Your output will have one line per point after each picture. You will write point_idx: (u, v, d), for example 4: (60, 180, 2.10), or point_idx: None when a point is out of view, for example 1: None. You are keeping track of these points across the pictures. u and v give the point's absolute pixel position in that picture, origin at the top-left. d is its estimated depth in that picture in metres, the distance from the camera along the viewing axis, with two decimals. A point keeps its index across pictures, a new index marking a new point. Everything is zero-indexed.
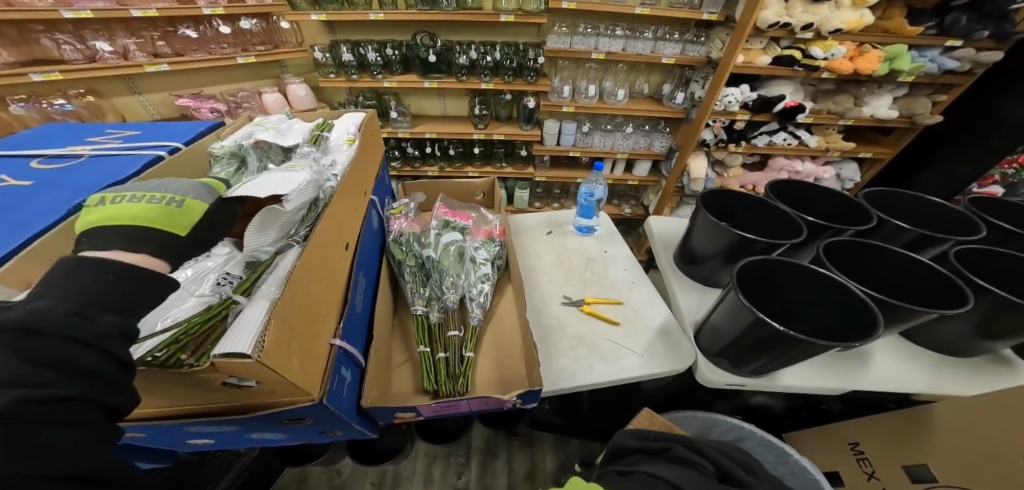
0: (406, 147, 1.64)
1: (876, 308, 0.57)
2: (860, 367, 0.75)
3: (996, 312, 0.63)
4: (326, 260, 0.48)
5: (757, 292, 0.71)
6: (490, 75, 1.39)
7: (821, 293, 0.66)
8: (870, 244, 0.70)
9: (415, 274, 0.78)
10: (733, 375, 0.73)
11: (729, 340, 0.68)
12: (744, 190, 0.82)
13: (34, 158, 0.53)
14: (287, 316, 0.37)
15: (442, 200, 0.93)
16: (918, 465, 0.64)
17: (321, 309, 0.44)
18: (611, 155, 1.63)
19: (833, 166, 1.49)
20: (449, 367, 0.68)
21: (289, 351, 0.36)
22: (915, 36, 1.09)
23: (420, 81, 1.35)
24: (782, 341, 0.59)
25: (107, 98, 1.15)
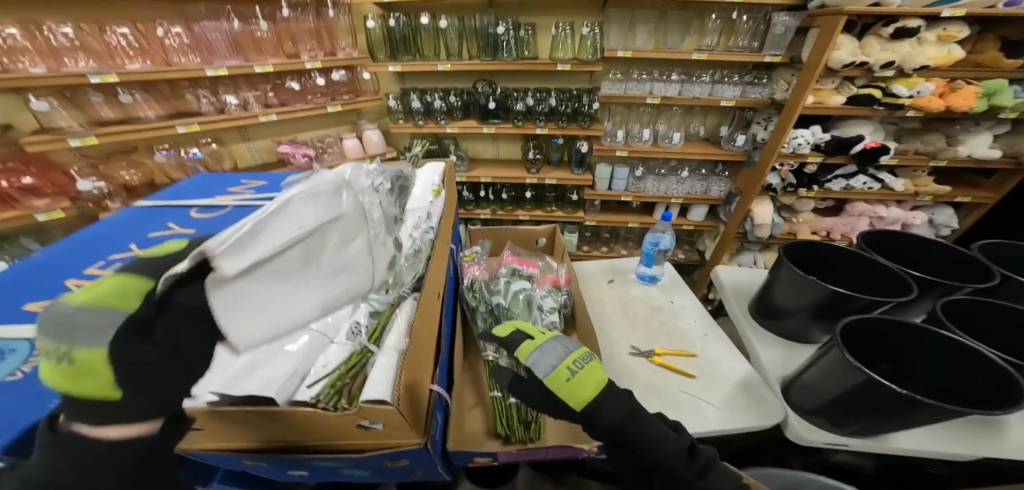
0: (462, 190, 1.73)
1: (1017, 374, 0.50)
2: (991, 436, 0.65)
3: None
4: (430, 309, 0.51)
5: (858, 349, 0.64)
6: (545, 120, 1.46)
7: (941, 353, 0.58)
8: (997, 305, 0.62)
9: (486, 319, 0.79)
10: (831, 433, 0.65)
11: (829, 398, 0.62)
12: (832, 241, 0.77)
13: (193, 208, 0.65)
14: (409, 362, 0.40)
15: (510, 248, 0.97)
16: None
17: (425, 355, 0.46)
18: (665, 198, 1.61)
19: (923, 210, 1.37)
20: (521, 414, 0.65)
21: (410, 390, 0.39)
22: (1013, 70, 0.99)
23: (479, 126, 1.44)
24: (902, 407, 0.53)
25: (226, 146, 1.35)
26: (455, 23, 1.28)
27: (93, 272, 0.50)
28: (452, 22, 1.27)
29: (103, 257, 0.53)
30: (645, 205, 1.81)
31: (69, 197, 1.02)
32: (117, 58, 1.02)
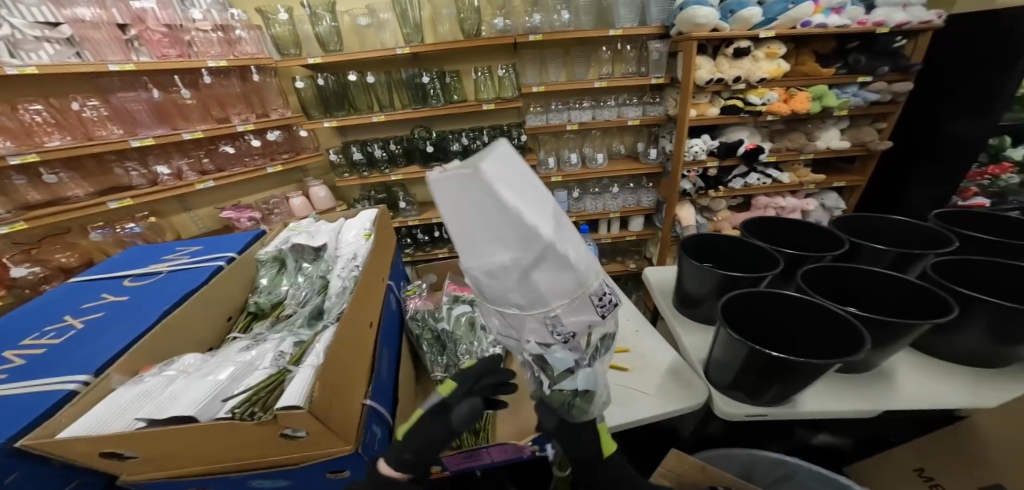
0: (417, 234, 1.79)
1: (864, 331, 0.57)
2: (886, 383, 0.73)
3: (1003, 317, 0.62)
4: (360, 340, 0.57)
5: (753, 324, 0.73)
6: (482, 157, 1.58)
7: (813, 317, 0.67)
8: (847, 268, 0.74)
9: (432, 345, 0.86)
10: (751, 405, 0.73)
11: (736, 372, 0.70)
12: (721, 234, 0.88)
13: (125, 278, 0.67)
14: (330, 377, 0.44)
15: (452, 278, 1.03)
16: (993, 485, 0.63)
17: (355, 373, 0.52)
18: (604, 215, 1.75)
19: (814, 197, 1.58)
20: (469, 424, 0.75)
21: (333, 405, 0.43)
22: (832, 76, 1.25)
23: (421, 171, 1.53)
24: (783, 367, 0.61)
25: (166, 218, 1.36)
26: (382, 79, 1.40)
27: (28, 343, 0.51)
28: (380, 78, 1.40)
29: (37, 331, 0.54)
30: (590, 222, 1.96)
31: (3, 286, 0.98)
32: (35, 135, 0.98)
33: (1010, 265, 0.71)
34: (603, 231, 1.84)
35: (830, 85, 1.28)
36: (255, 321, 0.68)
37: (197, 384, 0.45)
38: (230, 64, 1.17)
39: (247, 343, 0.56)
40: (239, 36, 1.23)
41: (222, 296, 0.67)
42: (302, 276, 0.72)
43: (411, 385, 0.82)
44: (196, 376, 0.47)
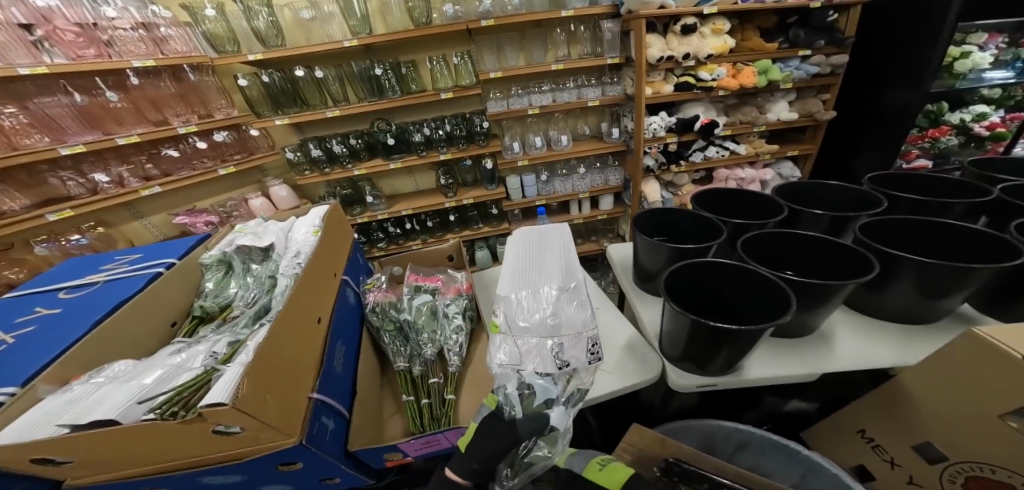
0: (388, 227, 1.76)
1: (789, 291, 0.60)
2: (824, 348, 0.75)
3: (926, 275, 0.63)
4: (301, 336, 0.59)
5: (699, 295, 0.75)
6: (446, 146, 1.57)
7: (751, 284, 0.69)
8: (783, 235, 0.77)
9: (394, 336, 0.87)
10: (701, 375, 0.74)
11: (683, 343, 0.71)
12: (674, 207, 0.90)
13: (59, 290, 0.66)
14: (262, 374, 0.47)
15: (412, 269, 1.00)
16: (923, 443, 0.60)
17: (298, 369, 0.55)
18: (573, 196, 1.77)
19: (771, 167, 1.63)
20: (433, 410, 0.78)
21: (266, 401, 0.46)
22: (775, 50, 1.28)
23: (385, 163, 1.51)
24: (720, 335, 0.62)
25: (116, 227, 1.31)
26: (333, 72, 1.37)
27: None
28: (330, 72, 1.37)
29: None
30: (562, 204, 1.97)
31: None
32: None
33: (943, 227, 0.73)
34: (575, 212, 1.86)
35: (773, 59, 1.32)
36: (201, 325, 0.68)
37: (123, 388, 0.46)
38: (158, 63, 1.12)
39: (180, 347, 0.57)
40: (165, 34, 1.18)
41: (159, 302, 0.67)
42: (250, 278, 0.73)
43: (377, 376, 0.86)
44: (124, 379, 0.48)
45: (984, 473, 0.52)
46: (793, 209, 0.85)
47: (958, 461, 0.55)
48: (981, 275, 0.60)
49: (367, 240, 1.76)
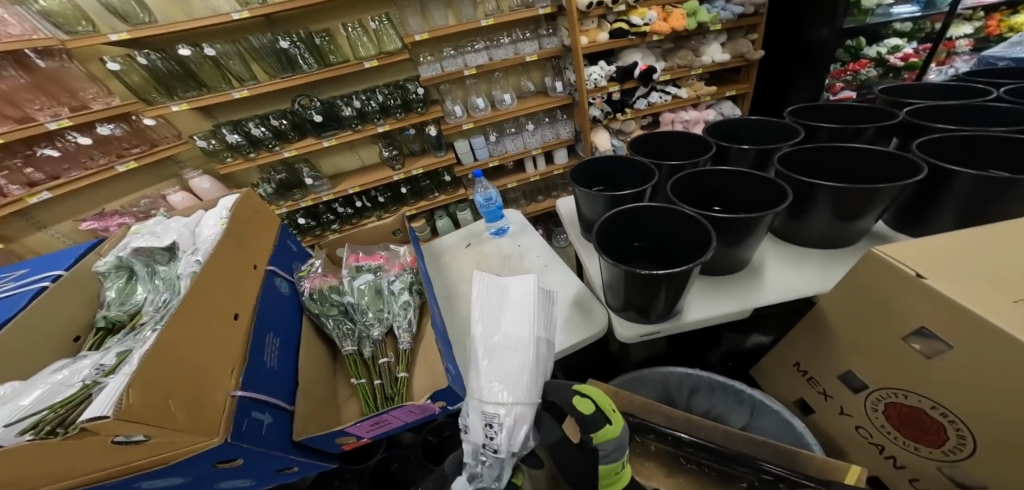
0: (337, 207, 1.66)
1: (705, 222, 0.61)
2: (756, 279, 0.72)
3: (842, 197, 0.63)
4: (209, 335, 0.57)
5: (633, 239, 0.74)
6: (382, 117, 1.47)
7: (681, 223, 0.67)
8: (710, 172, 0.77)
9: (338, 319, 0.83)
10: (645, 325, 0.66)
11: (619, 294, 0.63)
12: (609, 155, 0.89)
13: None
14: (157, 381, 0.47)
15: (351, 249, 0.94)
16: (847, 373, 0.61)
17: (207, 369, 0.54)
18: (526, 153, 1.73)
19: (713, 108, 1.65)
20: (384, 391, 0.75)
21: (167, 406, 0.46)
22: None
23: (318, 141, 1.41)
24: (648, 281, 0.55)
25: (15, 241, 1.16)
26: (228, 48, 1.24)
27: None
28: (225, 48, 1.24)
29: None
30: (518, 164, 1.92)
31: None
32: None
33: (852, 153, 0.77)
34: (531, 170, 1.82)
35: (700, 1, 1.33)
36: (109, 335, 0.64)
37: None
38: None
39: (64, 363, 0.56)
40: None
41: (49, 319, 0.60)
42: (158, 280, 0.69)
43: (326, 366, 0.83)
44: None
45: (900, 399, 0.52)
46: (721, 145, 0.86)
47: (878, 388, 0.56)
48: (888, 194, 0.61)
49: (317, 223, 1.66)
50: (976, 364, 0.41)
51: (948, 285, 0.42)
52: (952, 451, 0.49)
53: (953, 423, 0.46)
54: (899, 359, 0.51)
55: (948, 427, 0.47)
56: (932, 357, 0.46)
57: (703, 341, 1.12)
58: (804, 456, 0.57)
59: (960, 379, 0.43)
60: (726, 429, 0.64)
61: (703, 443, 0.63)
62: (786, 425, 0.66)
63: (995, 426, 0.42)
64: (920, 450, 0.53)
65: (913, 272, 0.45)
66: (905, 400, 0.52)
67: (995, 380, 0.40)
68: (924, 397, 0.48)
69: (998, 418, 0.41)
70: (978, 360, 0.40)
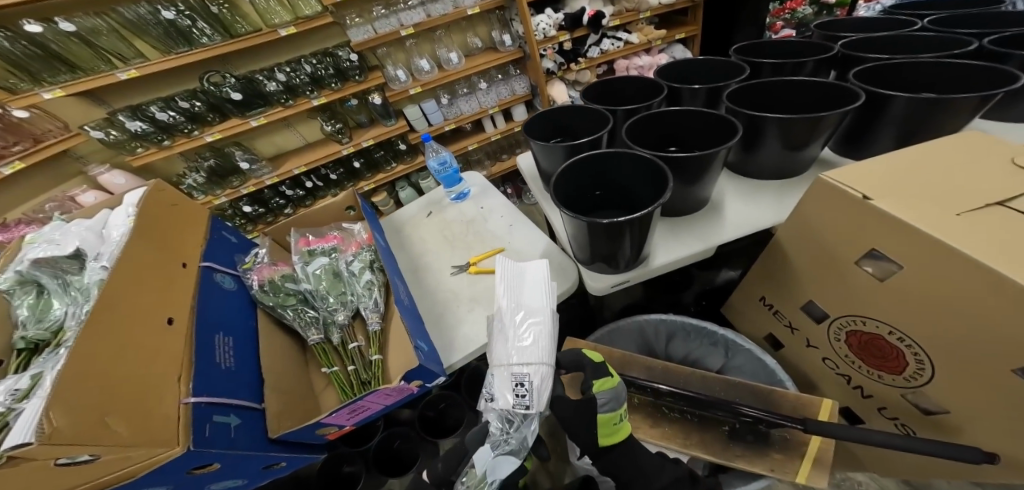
0: (285, 190, 1.52)
1: (661, 163, 0.60)
2: (716, 217, 0.73)
3: (789, 127, 0.64)
4: (140, 344, 0.51)
5: (593, 188, 0.73)
6: (315, 89, 1.33)
7: (640, 166, 0.66)
8: (663, 113, 0.76)
9: (298, 310, 0.78)
10: (615, 274, 0.67)
11: (586, 247, 0.62)
12: (562, 105, 0.86)
13: None
14: (84, 397, 0.42)
15: (298, 232, 0.86)
16: (809, 304, 0.64)
17: (147, 380, 0.49)
18: (482, 113, 1.65)
19: (665, 53, 1.63)
20: (359, 376, 0.72)
21: (103, 421, 0.42)
22: None
23: (244, 121, 1.26)
24: (611, 230, 0.54)
25: None
26: (97, 22, 1.06)
27: None
28: (88, 21, 1.05)
29: None
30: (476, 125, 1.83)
31: None
32: None
33: (798, 84, 0.77)
34: (490, 129, 1.75)
35: None
36: (35, 355, 0.55)
37: None
38: None
39: None
40: None
41: None
42: (75, 292, 0.60)
43: (295, 358, 0.78)
44: None
45: (861, 327, 0.56)
46: (674, 86, 0.84)
47: (837, 317, 0.59)
48: (833, 121, 0.62)
49: (266, 210, 1.53)
50: (924, 279, 0.43)
51: (892, 205, 0.44)
52: (912, 378, 0.53)
53: (912, 350, 0.50)
54: (849, 281, 0.54)
55: (907, 353, 0.51)
56: (884, 278, 0.49)
57: (672, 282, 1.16)
58: (778, 394, 0.64)
59: (911, 297, 0.46)
60: (703, 376, 0.68)
61: (681, 391, 0.63)
62: (759, 363, 0.70)
63: (925, 323, 0.46)
64: (884, 379, 0.58)
65: (861, 195, 0.46)
66: (866, 327, 0.55)
67: (926, 280, 0.43)
68: (885, 324, 0.52)
69: (926, 315, 0.45)
70: (928, 276, 0.43)
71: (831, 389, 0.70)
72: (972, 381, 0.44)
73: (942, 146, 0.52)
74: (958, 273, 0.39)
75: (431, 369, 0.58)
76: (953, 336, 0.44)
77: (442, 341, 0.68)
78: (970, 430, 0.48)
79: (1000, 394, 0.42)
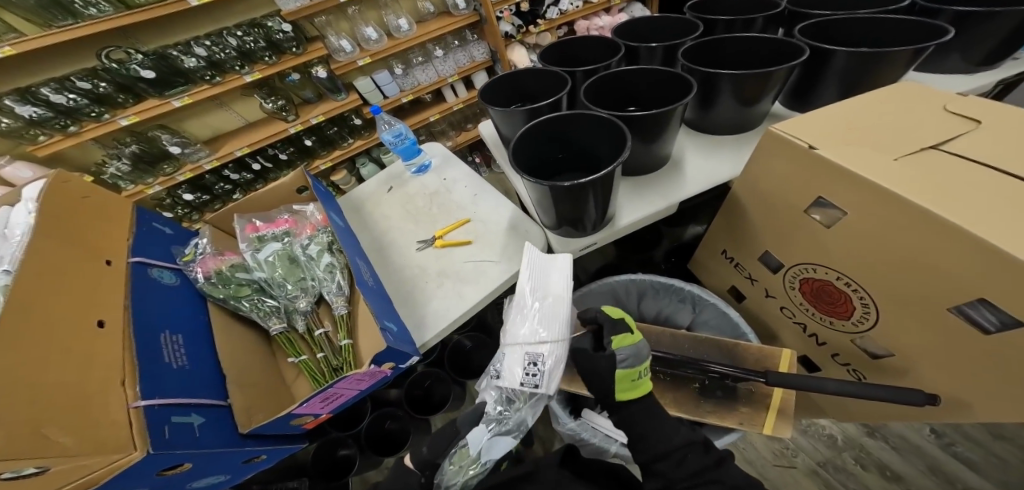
0: (228, 173, 1.41)
1: (620, 122, 0.59)
2: (676, 175, 0.74)
3: (741, 82, 0.64)
4: (68, 352, 0.47)
5: (554, 152, 0.72)
6: (245, 64, 1.20)
7: (599, 127, 0.65)
8: (620, 73, 0.74)
9: (254, 300, 0.74)
10: (581, 237, 0.67)
11: (551, 211, 0.61)
12: (521, 68, 0.82)
13: None
14: (9, 416, 0.39)
15: (242, 218, 0.80)
16: (765, 254, 0.67)
17: (86, 387, 0.46)
18: (441, 83, 1.57)
19: (625, 12, 1.59)
20: (331, 362, 0.71)
21: (40, 435, 0.40)
22: None
23: (165, 102, 1.11)
24: (573, 193, 0.54)
25: None
26: None
27: None
28: None
29: None
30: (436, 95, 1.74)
31: None
32: None
33: (749, 39, 0.78)
34: (451, 99, 1.67)
35: None
36: None
37: None
38: None
39: None
40: None
41: None
42: None
43: (260, 350, 0.75)
44: None
45: (812, 274, 0.59)
46: (631, 45, 0.82)
47: (791, 266, 0.62)
48: (781, 75, 0.63)
49: (210, 196, 1.42)
50: (866, 224, 0.46)
51: (834, 153, 0.45)
52: (859, 322, 0.57)
53: (858, 294, 0.53)
54: (800, 230, 0.57)
55: (854, 297, 0.55)
56: (830, 224, 0.51)
57: (641, 242, 1.19)
58: (742, 347, 0.66)
59: (853, 240, 0.49)
60: (673, 333, 0.71)
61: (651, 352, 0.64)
62: (724, 316, 0.74)
63: (868, 267, 0.49)
64: (835, 325, 0.62)
65: (807, 145, 0.47)
66: (817, 274, 0.58)
67: (867, 223, 0.46)
68: (833, 270, 0.55)
69: (865, 257, 0.49)
70: (868, 220, 0.45)
71: (787, 334, 0.76)
72: (907, 316, 0.49)
73: (883, 96, 0.54)
74: (890, 213, 0.42)
75: (402, 350, 0.57)
76: (890, 276, 0.47)
77: (410, 319, 0.67)
78: (902, 359, 0.54)
79: (928, 325, 0.46)
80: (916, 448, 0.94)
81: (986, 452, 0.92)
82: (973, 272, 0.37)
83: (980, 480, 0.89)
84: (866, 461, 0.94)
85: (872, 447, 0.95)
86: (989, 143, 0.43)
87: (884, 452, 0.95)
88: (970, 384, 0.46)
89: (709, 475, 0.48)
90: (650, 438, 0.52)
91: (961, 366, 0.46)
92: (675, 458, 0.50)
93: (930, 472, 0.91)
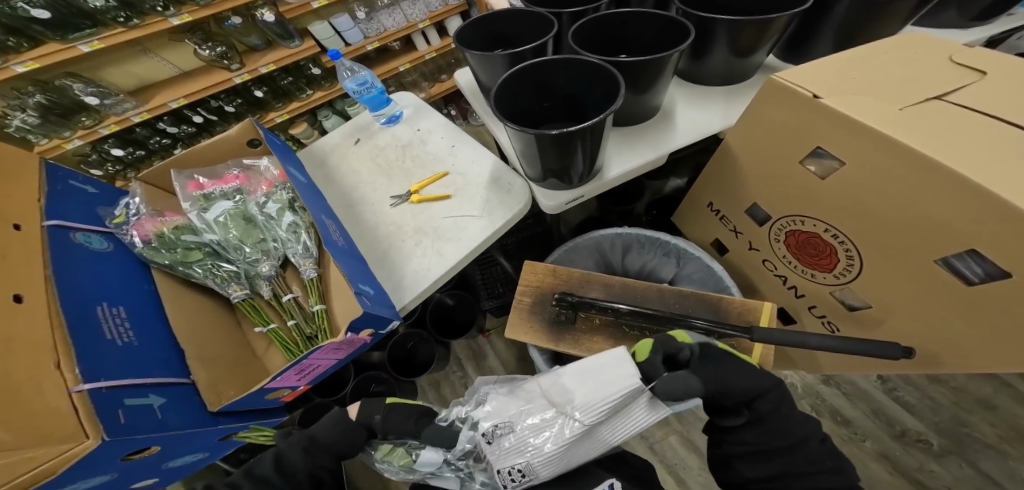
0: (163, 126, 1.25)
1: (611, 68, 0.53)
2: (666, 126, 0.70)
3: (737, 31, 0.59)
4: None
5: (538, 97, 0.65)
6: (173, 4, 1.02)
7: (588, 73, 0.59)
8: (611, 15, 0.67)
9: (207, 265, 0.68)
10: (568, 191, 0.63)
11: (538, 162, 0.56)
12: (499, 8, 0.73)
13: None
14: None
15: (180, 176, 0.71)
16: (754, 207, 0.66)
17: (9, 372, 0.40)
18: (411, 29, 1.41)
19: None
20: (303, 330, 0.67)
21: None
22: None
23: (71, 46, 0.94)
24: (562, 144, 0.49)
25: None
26: None
27: None
28: None
29: None
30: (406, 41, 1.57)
31: None
32: None
33: None
34: (422, 48, 1.52)
35: None
36: None
37: None
38: None
39: None
40: None
41: None
42: None
43: (220, 319, 0.70)
44: None
45: (800, 226, 0.59)
46: None
47: (779, 218, 0.62)
48: (780, 25, 0.58)
49: (146, 151, 1.28)
50: (864, 176, 0.44)
51: (840, 101, 0.42)
52: (841, 274, 0.58)
53: (845, 246, 0.54)
54: (792, 180, 0.55)
55: (839, 249, 0.55)
56: (825, 175, 0.49)
57: (625, 194, 1.16)
58: (726, 301, 0.67)
59: (848, 192, 0.48)
60: (659, 288, 0.70)
61: (638, 307, 0.63)
62: (708, 270, 0.74)
63: (857, 219, 0.49)
64: (816, 277, 0.63)
65: (811, 95, 0.44)
66: (805, 226, 0.58)
67: (862, 176, 0.44)
68: (822, 222, 0.54)
69: (855, 209, 0.48)
70: (866, 174, 0.44)
71: (767, 289, 0.77)
72: (890, 270, 0.49)
73: (890, 45, 0.51)
74: (889, 162, 0.40)
75: (381, 315, 0.53)
76: (879, 228, 0.47)
77: (387, 280, 0.63)
78: (877, 310, 0.56)
79: (912, 276, 0.47)
80: (865, 393, 1.03)
81: (922, 395, 1.01)
82: (965, 227, 0.37)
83: (915, 421, 0.98)
84: (821, 407, 1.02)
85: (827, 393, 1.04)
86: (997, 93, 0.41)
87: (837, 397, 1.03)
88: (941, 333, 0.49)
89: (826, 465, 0.44)
90: (791, 425, 0.46)
91: (933, 314, 0.48)
92: (807, 443, 0.45)
93: (874, 415, 1.00)
